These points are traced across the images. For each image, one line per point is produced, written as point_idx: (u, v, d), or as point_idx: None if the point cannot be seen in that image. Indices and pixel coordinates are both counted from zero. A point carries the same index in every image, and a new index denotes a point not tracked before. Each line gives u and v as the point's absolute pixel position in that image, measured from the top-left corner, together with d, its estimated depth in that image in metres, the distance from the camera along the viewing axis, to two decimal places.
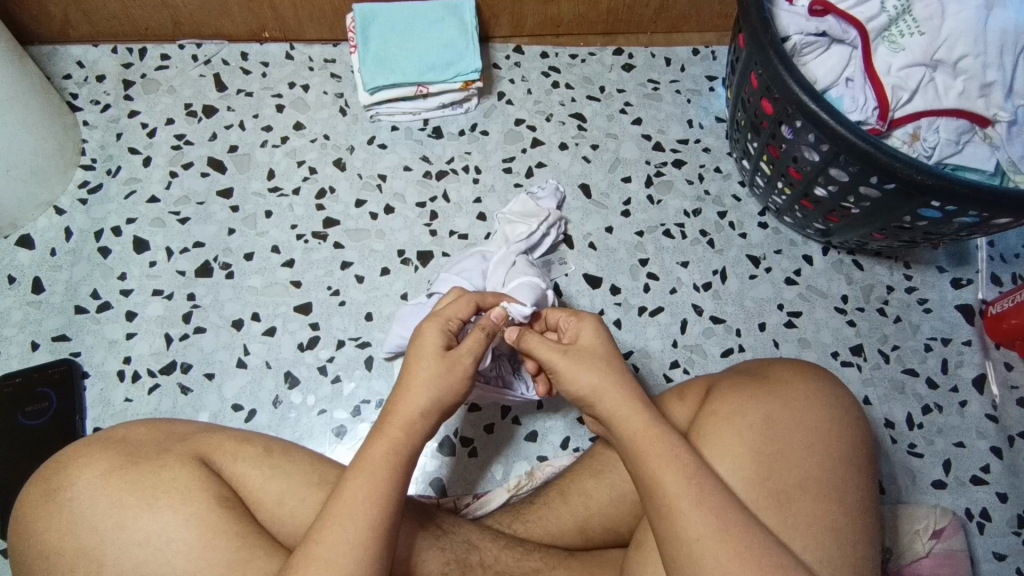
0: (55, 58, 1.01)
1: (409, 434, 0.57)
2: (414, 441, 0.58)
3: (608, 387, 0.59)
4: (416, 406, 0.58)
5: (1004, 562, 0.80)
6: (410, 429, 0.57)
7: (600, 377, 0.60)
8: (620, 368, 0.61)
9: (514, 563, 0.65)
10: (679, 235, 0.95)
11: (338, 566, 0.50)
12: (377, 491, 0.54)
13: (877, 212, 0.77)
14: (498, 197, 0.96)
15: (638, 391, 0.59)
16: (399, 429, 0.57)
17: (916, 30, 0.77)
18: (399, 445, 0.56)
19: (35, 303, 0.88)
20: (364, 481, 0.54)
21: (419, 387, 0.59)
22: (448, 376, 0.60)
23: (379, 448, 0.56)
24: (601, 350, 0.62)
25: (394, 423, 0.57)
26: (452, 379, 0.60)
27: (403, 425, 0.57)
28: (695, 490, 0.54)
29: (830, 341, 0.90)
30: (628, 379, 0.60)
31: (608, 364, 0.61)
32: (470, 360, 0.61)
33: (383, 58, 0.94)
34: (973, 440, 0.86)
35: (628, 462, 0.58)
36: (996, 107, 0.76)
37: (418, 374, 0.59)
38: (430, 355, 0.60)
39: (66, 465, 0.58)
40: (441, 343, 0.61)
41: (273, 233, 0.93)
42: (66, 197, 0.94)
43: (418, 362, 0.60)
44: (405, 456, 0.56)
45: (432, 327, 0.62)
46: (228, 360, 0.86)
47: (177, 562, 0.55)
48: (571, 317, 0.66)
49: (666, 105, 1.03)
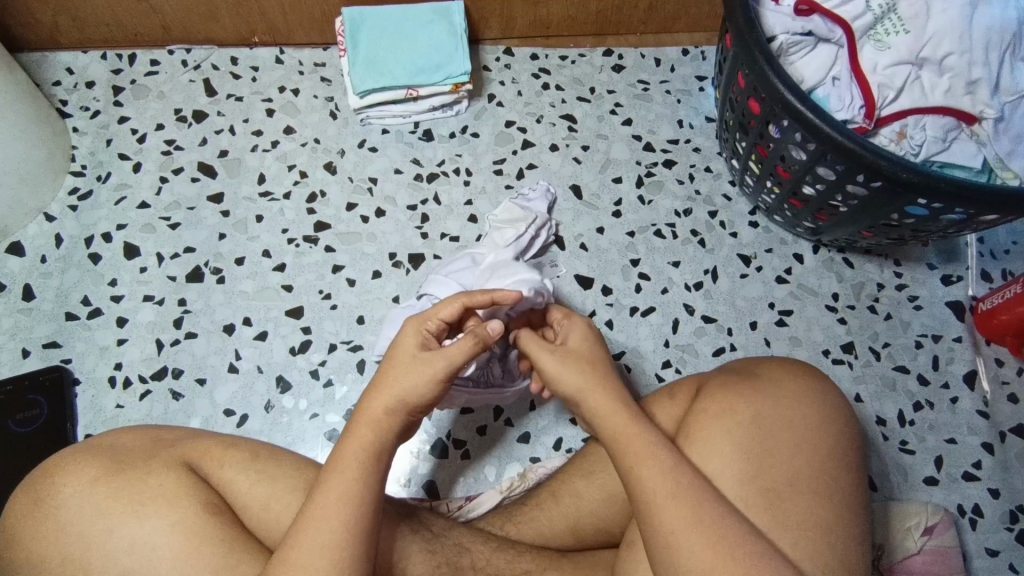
0: (44, 64, 1.01)
1: (377, 432, 0.57)
2: (388, 446, 0.57)
3: (594, 384, 0.60)
4: (386, 404, 0.58)
5: (996, 558, 0.80)
6: (379, 427, 0.57)
7: (583, 374, 0.60)
8: (607, 367, 0.62)
9: (506, 565, 0.65)
10: (670, 235, 0.95)
11: (316, 567, 0.51)
12: (353, 491, 0.54)
13: (865, 210, 0.77)
14: (488, 198, 0.96)
15: (616, 388, 0.60)
16: (370, 429, 0.57)
17: (901, 28, 0.78)
18: (372, 446, 0.56)
19: (26, 310, 0.88)
20: (338, 481, 0.54)
21: (392, 385, 0.58)
22: (424, 378, 0.59)
23: (350, 447, 0.56)
24: (589, 350, 0.63)
25: (363, 425, 0.57)
26: (428, 381, 0.59)
27: (370, 423, 0.57)
28: (673, 483, 0.54)
29: (821, 340, 0.90)
30: (613, 378, 0.61)
31: (593, 363, 0.62)
32: (444, 364, 0.59)
33: (372, 61, 0.94)
34: (965, 436, 0.86)
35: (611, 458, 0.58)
36: (982, 104, 0.77)
37: (398, 371, 0.59)
38: (405, 357, 0.60)
39: (52, 472, 0.58)
40: (417, 347, 0.61)
41: (264, 237, 0.93)
42: (56, 203, 0.94)
43: (393, 363, 0.60)
44: (377, 456, 0.56)
45: (411, 330, 0.62)
46: (220, 365, 0.86)
47: (162, 567, 0.55)
48: (564, 317, 0.68)
49: (656, 105, 1.03)
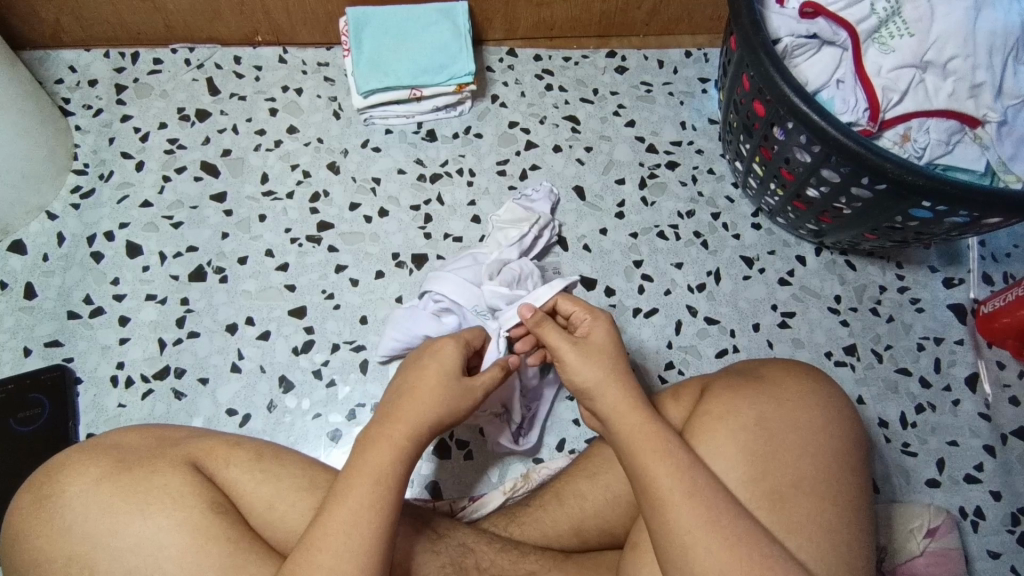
0: (46, 62, 1.01)
1: (413, 438, 0.58)
2: (415, 447, 0.58)
3: (609, 384, 0.60)
4: (418, 414, 0.59)
5: (998, 560, 0.81)
6: (413, 435, 0.58)
7: (602, 370, 0.61)
8: (621, 368, 0.62)
9: (511, 566, 0.65)
10: (673, 236, 0.95)
11: (342, 570, 0.51)
12: (383, 495, 0.54)
13: (869, 212, 0.77)
14: (492, 199, 0.96)
15: (633, 387, 0.60)
16: (404, 436, 0.58)
17: (906, 31, 0.78)
18: (403, 452, 0.57)
19: (28, 309, 0.88)
20: (371, 486, 0.54)
21: (427, 400, 0.60)
22: (460, 400, 0.62)
23: (385, 454, 0.56)
24: (609, 349, 0.63)
25: (401, 421, 0.58)
26: (465, 407, 0.62)
27: (407, 428, 0.58)
28: (688, 482, 0.54)
29: (824, 341, 0.90)
30: (627, 377, 0.61)
31: (608, 362, 0.62)
32: (481, 391, 0.63)
33: (376, 61, 0.94)
34: (967, 438, 0.86)
35: (623, 457, 0.58)
36: (985, 108, 0.77)
37: (434, 387, 0.61)
38: (445, 374, 0.62)
39: (57, 471, 0.58)
40: (459, 368, 0.63)
41: (267, 237, 0.93)
42: (58, 202, 0.94)
43: (429, 378, 0.61)
44: (407, 461, 0.57)
45: (451, 349, 0.64)
46: (222, 364, 0.86)
47: (168, 566, 0.55)
48: (585, 311, 0.67)
49: (659, 107, 1.03)
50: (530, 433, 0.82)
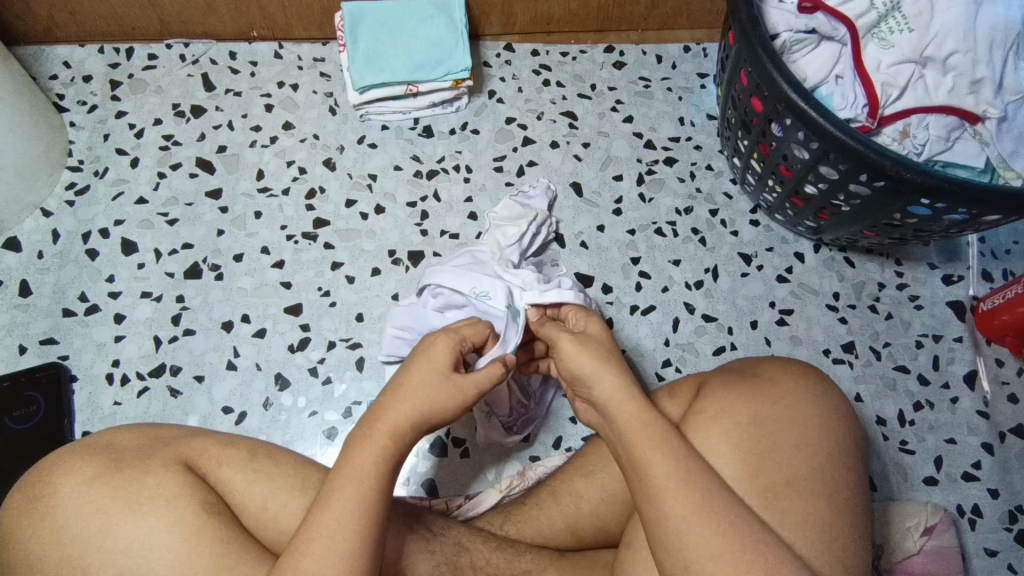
0: (41, 58, 1.00)
1: (396, 440, 0.57)
2: (400, 450, 0.58)
3: (608, 374, 0.60)
4: (408, 411, 0.58)
5: (995, 558, 0.81)
6: (397, 435, 0.57)
7: (600, 360, 0.61)
8: (617, 360, 0.62)
9: (506, 565, 0.65)
10: (671, 233, 0.95)
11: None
12: (367, 500, 0.53)
13: (867, 210, 0.77)
14: (488, 196, 0.96)
15: (631, 378, 0.60)
16: (388, 434, 0.57)
17: (906, 26, 0.77)
18: (387, 452, 0.56)
19: (23, 306, 0.88)
20: (354, 490, 0.53)
21: (411, 395, 0.59)
22: (450, 396, 0.61)
23: (366, 455, 0.55)
24: (603, 340, 0.65)
25: (385, 421, 0.58)
26: (460, 405, 0.61)
27: (390, 428, 0.57)
28: (685, 469, 0.54)
29: (822, 339, 0.90)
30: (625, 368, 0.61)
31: (604, 355, 0.62)
32: (472, 384, 0.63)
33: (373, 57, 0.93)
34: (964, 436, 0.86)
35: (620, 446, 0.58)
36: (985, 103, 0.77)
37: (421, 383, 0.60)
38: (431, 365, 0.61)
39: (48, 471, 0.58)
40: (449, 359, 0.62)
41: (263, 233, 0.92)
42: (53, 198, 0.93)
43: (423, 374, 0.61)
44: (391, 464, 0.56)
45: (445, 341, 0.63)
46: (218, 363, 0.86)
47: (160, 568, 0.54)
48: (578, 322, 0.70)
49: (657, 103, 1.03)
50: (524, 429, 0.82)
